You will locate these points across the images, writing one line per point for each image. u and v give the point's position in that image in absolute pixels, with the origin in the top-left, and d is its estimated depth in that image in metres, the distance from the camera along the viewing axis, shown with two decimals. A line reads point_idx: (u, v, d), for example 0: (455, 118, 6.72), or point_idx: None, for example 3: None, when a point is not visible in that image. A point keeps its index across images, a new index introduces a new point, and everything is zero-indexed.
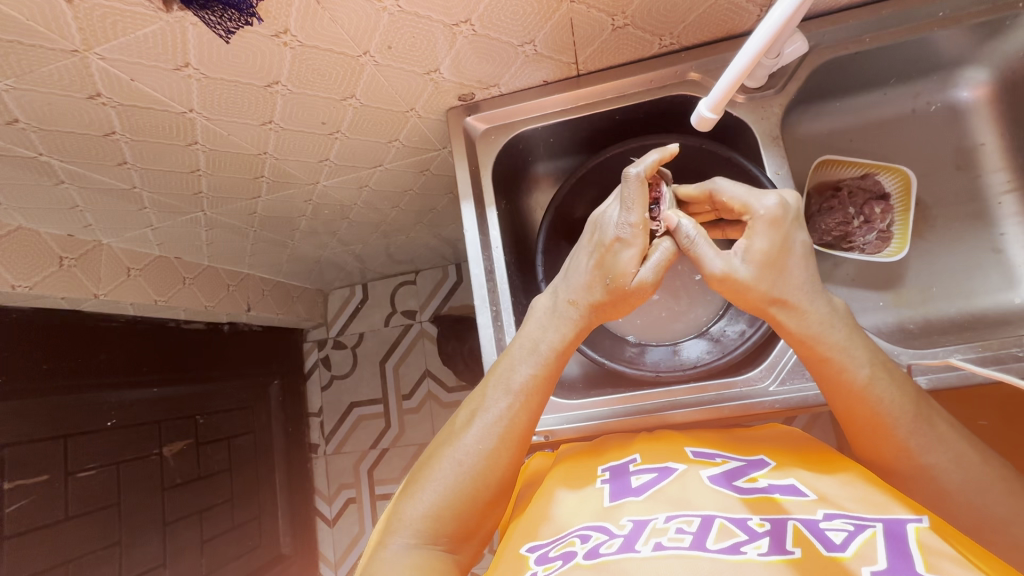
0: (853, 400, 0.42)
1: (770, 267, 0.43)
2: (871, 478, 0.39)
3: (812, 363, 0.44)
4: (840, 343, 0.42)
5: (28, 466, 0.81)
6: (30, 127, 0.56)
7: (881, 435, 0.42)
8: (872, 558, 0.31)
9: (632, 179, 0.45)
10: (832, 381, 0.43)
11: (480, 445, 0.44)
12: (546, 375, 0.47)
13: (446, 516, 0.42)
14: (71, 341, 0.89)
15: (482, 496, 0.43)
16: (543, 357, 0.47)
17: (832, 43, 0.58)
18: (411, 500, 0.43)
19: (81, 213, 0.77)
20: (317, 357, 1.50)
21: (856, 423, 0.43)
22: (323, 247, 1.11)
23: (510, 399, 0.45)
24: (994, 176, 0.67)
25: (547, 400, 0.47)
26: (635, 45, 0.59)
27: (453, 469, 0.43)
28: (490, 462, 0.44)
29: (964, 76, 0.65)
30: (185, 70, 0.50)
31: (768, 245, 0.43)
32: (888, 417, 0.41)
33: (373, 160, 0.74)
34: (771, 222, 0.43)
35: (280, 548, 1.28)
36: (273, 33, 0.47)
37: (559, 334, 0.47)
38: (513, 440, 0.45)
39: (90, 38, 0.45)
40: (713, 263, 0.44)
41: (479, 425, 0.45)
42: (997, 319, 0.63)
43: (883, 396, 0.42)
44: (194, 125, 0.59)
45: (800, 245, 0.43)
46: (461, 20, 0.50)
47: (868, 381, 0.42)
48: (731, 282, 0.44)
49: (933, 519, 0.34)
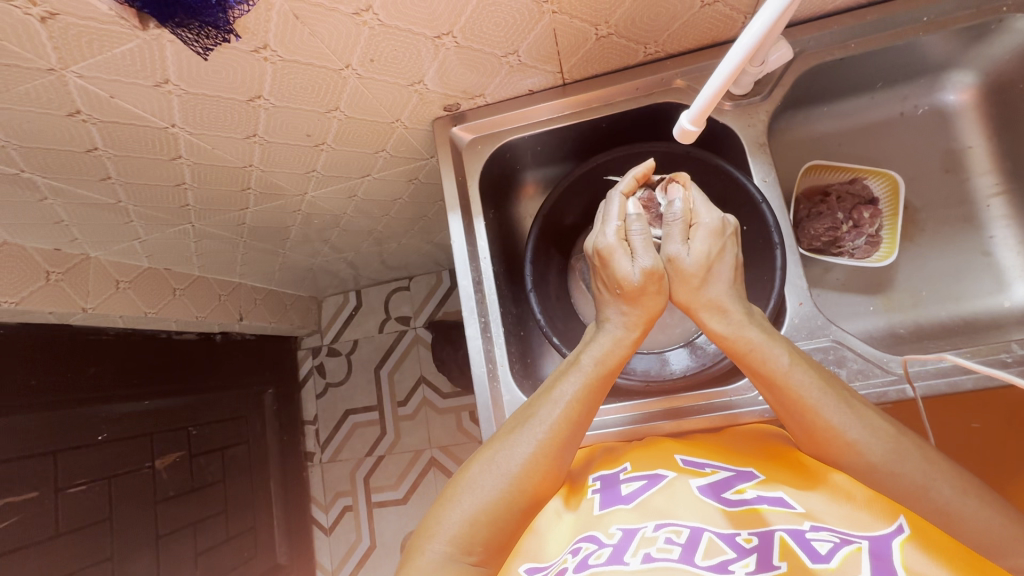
0: (778, 391, 0.44)
1: (703, 267, 0.46)
2: (856, 487, 0.39)
3: (738, 359, 0.46)
4: (759, 339, 0.45)
5: (16, 484, 0.80)
6: (11, 145, 0.55)
7: (808, 419, 0.43)
8: (857, 571, 0.31)
9: (614, 197, 0.49)
10: (757, 374, 0.45)
11: (526, 454, 0.43)
12: (597, 385, 0.46)
13: (483, 522, 0.40)
14: (60, 356, 0.88)
15: (523, 506, 0.42)
16: (591, 368, 0.46)
17: (817, 49, 0.58)
18: (450, 505, 0.41)
19: (67, 228, 0.77)
20: (311, 364, 1.49)
21: (784, 411, 0.44)
22: (316, 255, 1.11)
23: (558, 409, 0.44)
24: (982, 179, 0.67)
25: (590, 418, 0.46)
26: (620, 53, 0.58)
27: (495, 475, 0.42)
28: (534, 474, 0.42)
29: (951, 80, 0.65)
30: (165, 86, 0.50)
31: (705, 250, 0.46)
32: (809, 401, 0.43)
33: (361, 170, 0.74)
34: (712, 232, 0.47)
35: (276, 558, 1.28)
36: (253, 48, 0.47)
37: (605, 348, 0.47)
38: (554, 451, 0.43)
39: (66, 57, 0.44)
40: (668, 249, 0.47)
41: (524, 436, 0.44)
42: (986, 323, 0.63)
43: (802, 384, 0.43)
44: (177, 140, 0.59)
45: (728, 260, 0.47)
46: (444, 33, 0.50)
47: (788, 369, 0.44)
48: (675, 268, 0.47)
49: (910, 522, 0.36)
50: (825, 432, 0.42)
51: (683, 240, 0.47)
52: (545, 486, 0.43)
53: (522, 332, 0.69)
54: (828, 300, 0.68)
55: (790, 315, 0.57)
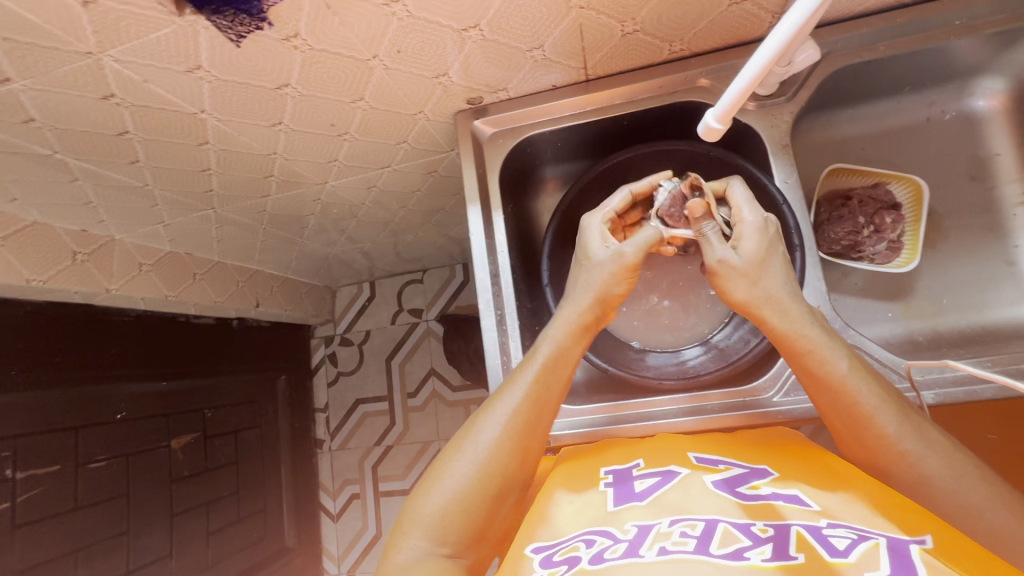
0: (834, 393, 0.44)
1: (757, 269, 0.47)
2: (878, 500, 0.38)
3: (796, 358, 0.46)
4: (819, 339, 0.45)
5: (39, 457, 0.82)
6: (46, 126, 0.57)
7: (862, 427, 0.43)
8: (875, 564, 0.31)
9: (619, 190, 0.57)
10: (814, 376, 0.45)
11: (493, 433, 0.45)
12: (554, 369, 0.48)
13: (455, 510, 0.42)
14: (84, 334, 0.91)
15: (495, 491, 0.43)
16: (544, 356, 0.49)
17: (845, 50, 0.57)
18: (426, 495, 0.43)
19: (95, 210, 0.79)
20: (324, 353, 1.51)
21: (838, 416, 0.45)
22: (332, 245, 1.12)
23: (518, 391, 0.47)
24: (1009, 187, 0.66)
25: (551, 400, 0.48)
26: (644, 51, 0.58)
27: (466, 462, 0.44)
28: (500, 455, 0.44)
29: (980, 86, 0.64)
30: (196, 72, 0.51)
31: (754, 249, 0.48)
32: (867, 408, 0.43)
33: (381, 162, 0.75)
34: (756, 228, 0.49)
35: (284, 542, 1.30)
36: (284, 37, 0.48)
37: (564, 330, 0.50)
38: (517, 435, 0.45)
39: (105, 41, 0.45)
40: (713, 251, 0.49)
41: (490, 419, 0.46)
42: (1008, 333, 0.62)
43: (861, 390, 0.44)
44: (205, 126, 0.60)
45: (778, 257, 0.48)
46: (471, 25, 0.50)
47: (847, 373, 0.44)
48: (725, 268, 0.48)
49: (936, 539, 0.34)
50: (873, 438, 0.43)
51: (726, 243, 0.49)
52: (515, 467, 0.45)
53: (537, 327, 0.70)
54: (847, 306, 0.67)
55: None
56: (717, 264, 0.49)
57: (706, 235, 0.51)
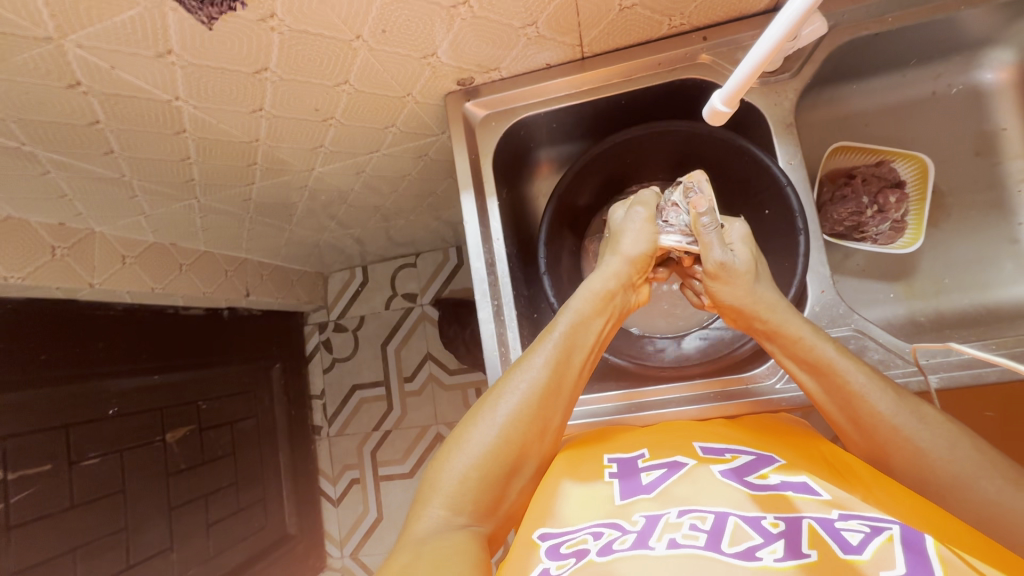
0: (827, 376, 0.45)
1: (750, 267, 0.48)
2: (897, 499, 0.37)
3: (787, 349, 0.47)
4: (802, 326, 0.46)
5: (30, 457, 0.81)
6: (9, 117, 0.54)
7: (852, 405, 0.43)
8: (890, 562, 0.30)
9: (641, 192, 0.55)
10: (805, 362, 0.46)
11: (511, 407, 0.44)
12: (577, 338, 0.47)
13: (473, 481, 0.41)
14: (71, 330, 0.88)
15: (509, 462, 0.43)
16: (568, 325, 0.47)
17: (853, 23, 0.55)
18: (445, 464, 0.43)
19: (71, 202, 0.75)
20: (318, 340, 1.49)
21: (830, 397, 0.45)
22: (322, 231, 1.09)
23: (538, 361, 0.46)
24: (1014, 163, 0.64)
25: (571, 370, 0.47)
26: (643, 26, 0.55)
27: (484, 431, 0.43)
28: (519, 426, 0.44)
29: (988, 57, 0.62)
30: (168, 57, 0.47)
31: (747, 254, 0.49)
32: (855, 386, 0.43)
33: (369, 146, 0.72)
34: (744, 235, 0.50)
35: (286, 528, 1.30)
36: (259, 17, 0.44)
37: (592, 302, 0.48)
38: (537, 404, 0.44)
39: (64, 25, 0.42)
40: (715, 254, 0.48)
41: (510, 390, 0.45)
42: (1010, 312, 0.62)
43: (850, 369, 0.44)
44: (181, 113, 0.57)
45: (761, 261, 0.50)
46: (459, 2, 0.47)
47: (836, 356, 0.45)
48: (726, 272, 0.48)
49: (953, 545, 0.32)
50: (870, 419, 0.42)
51: (724, 246, 0.48)
52: (532, 442, 0.44)
53: (535, 315, 0.68)
54: (849, 287, 0.66)
55: (811, 303, 0.56)
56: (719, 269, 0.48)
57: (707, 234, 0.48)
